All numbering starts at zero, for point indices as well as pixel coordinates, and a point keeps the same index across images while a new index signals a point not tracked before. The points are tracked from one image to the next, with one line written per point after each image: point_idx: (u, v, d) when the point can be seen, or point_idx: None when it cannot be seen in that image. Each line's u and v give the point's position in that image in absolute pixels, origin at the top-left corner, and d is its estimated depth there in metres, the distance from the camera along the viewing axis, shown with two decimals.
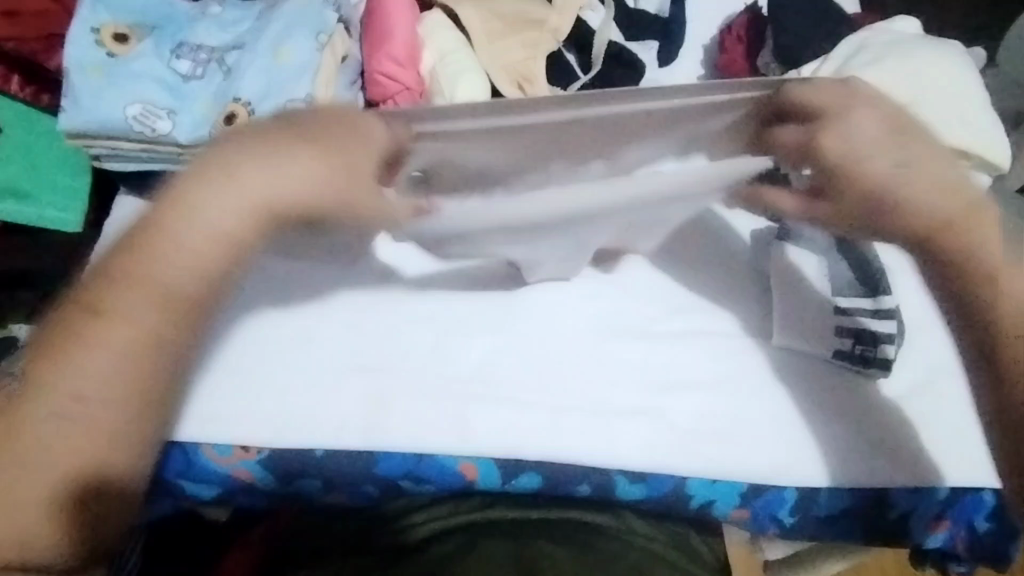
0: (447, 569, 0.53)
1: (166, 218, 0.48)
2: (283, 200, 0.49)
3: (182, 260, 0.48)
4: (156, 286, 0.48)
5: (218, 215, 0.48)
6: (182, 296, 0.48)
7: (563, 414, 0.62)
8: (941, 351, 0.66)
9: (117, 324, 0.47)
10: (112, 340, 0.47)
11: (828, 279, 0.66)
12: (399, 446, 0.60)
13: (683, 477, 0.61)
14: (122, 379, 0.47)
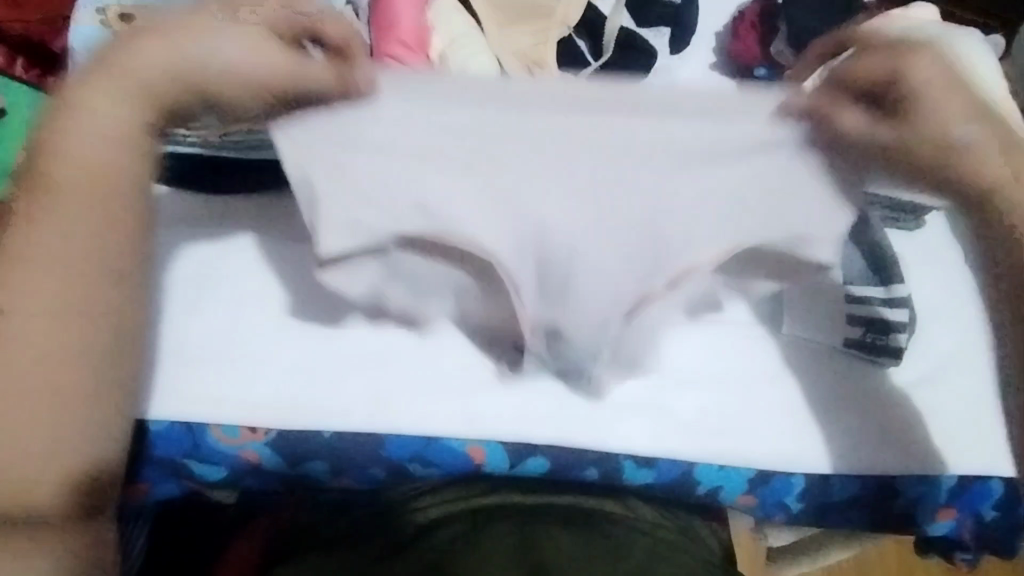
0: (453, 555, 0.51)
1: (74, 121, 0.49)
2: (191, 78, 0.48)
3: (79, 146, 0.49)
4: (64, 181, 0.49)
5: (102, 111, 0.49)
6: (87, 182, 0.49)
7: (570, 399, 0.62)
8: (950, 341, 0.66)
9: (53, 218, 0.49)
10: (44, 235, 0.49)
11: (839, 267, 0.65)
12: (409, 429, 0.61)
13: (690, 463, 0.61)
14: (59, 279, 0.50)
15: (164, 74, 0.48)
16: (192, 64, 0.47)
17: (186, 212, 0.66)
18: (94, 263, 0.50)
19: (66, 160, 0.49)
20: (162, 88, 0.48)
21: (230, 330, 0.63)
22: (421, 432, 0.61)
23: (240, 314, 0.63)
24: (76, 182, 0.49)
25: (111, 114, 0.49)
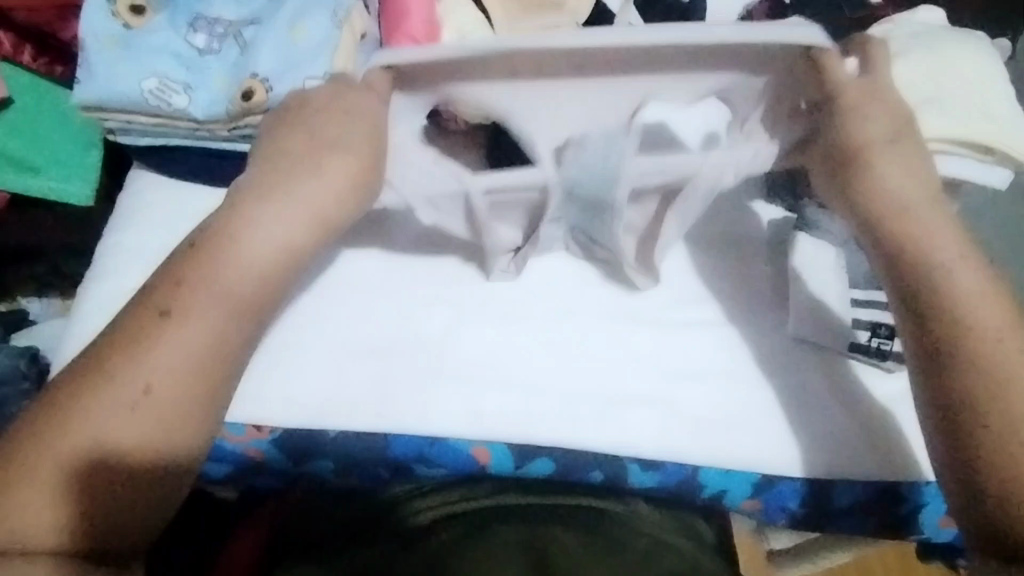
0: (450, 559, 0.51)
1: (235, 232, 0.53)
2: (320, 204, 0.55)
3: (250, 254, 0.53)
4: (232, 274, 0.52)
5: (263, 223, 0.54)
6: (248, 291, 0.53)
7: (575, 401, 0.62)
8: None
9: (193, 316, 0.51)
10: (183, 339, 0.50)
11: (846, 271, 0.66)
12: (413, 428, 0.60)
13: (695, 466, 0.61)
14: (187, 365, 0.50)
15: (305, 195, 0.54)
16: (313, 189, 0.55)
17: (191, 204, 0.65)
18: (217, 354, 0.51)
19: (224, 263, 0.52)
20: (296, 205, 0.54)
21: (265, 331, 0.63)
22: (425, 433, 0.60)
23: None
24: (237, 296, 0.52)
25: (266, 225, 0.53)
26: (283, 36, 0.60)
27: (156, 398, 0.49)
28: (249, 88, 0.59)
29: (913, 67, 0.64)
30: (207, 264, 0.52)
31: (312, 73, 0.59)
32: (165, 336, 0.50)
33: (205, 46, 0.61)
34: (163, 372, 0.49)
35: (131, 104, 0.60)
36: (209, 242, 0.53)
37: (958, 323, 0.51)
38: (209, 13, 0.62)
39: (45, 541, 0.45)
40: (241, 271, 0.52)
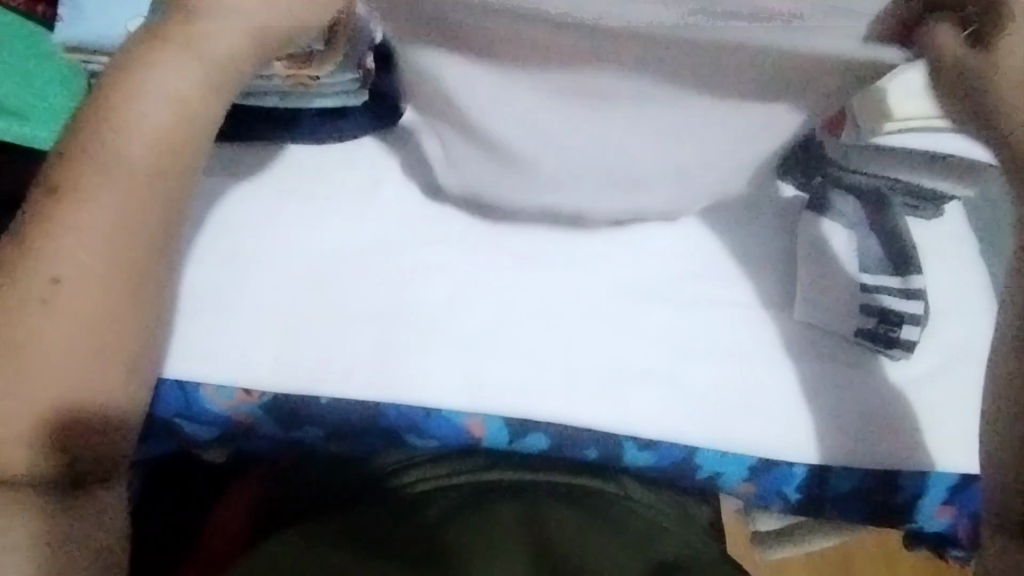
0: (450, 544, 0.50)
1: (110, 120, 0.46)
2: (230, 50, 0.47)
3: (137, 140, 0.46)
4: (122, 167, 0.46)
5: (148, 96, 0.46)
6: (112, 181, 0.46)
7: (577, 375, 0.60)
8: (962, 336, 0.65)
9: (105, 195, 0.46)
10: (97, 218, 0.46)
11: (857, 255, 0.65)
12: (407, 398, 0.58)
13: (693, 447, 0.59)
14: (113, 245, 0.46)
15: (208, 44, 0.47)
16: (182, 76, 0.47)
17: None
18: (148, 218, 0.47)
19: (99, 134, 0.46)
20: (172, 72, 0.46)
21: (259, 291, 0.60)
22: (419, 404, 0.58)
23: (240, 251, 0.61)
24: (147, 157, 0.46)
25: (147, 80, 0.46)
26: None
27: (71, 297, 0.45)
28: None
29: None
30: (80, 166, 0.46)
31: None
32: (60, 237, 0.45)
33: None
34: (82, 275, 0.45)
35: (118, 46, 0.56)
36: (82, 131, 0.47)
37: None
38: None
39: (15, 470, 0.43)
40: (142, 131, 0.46)
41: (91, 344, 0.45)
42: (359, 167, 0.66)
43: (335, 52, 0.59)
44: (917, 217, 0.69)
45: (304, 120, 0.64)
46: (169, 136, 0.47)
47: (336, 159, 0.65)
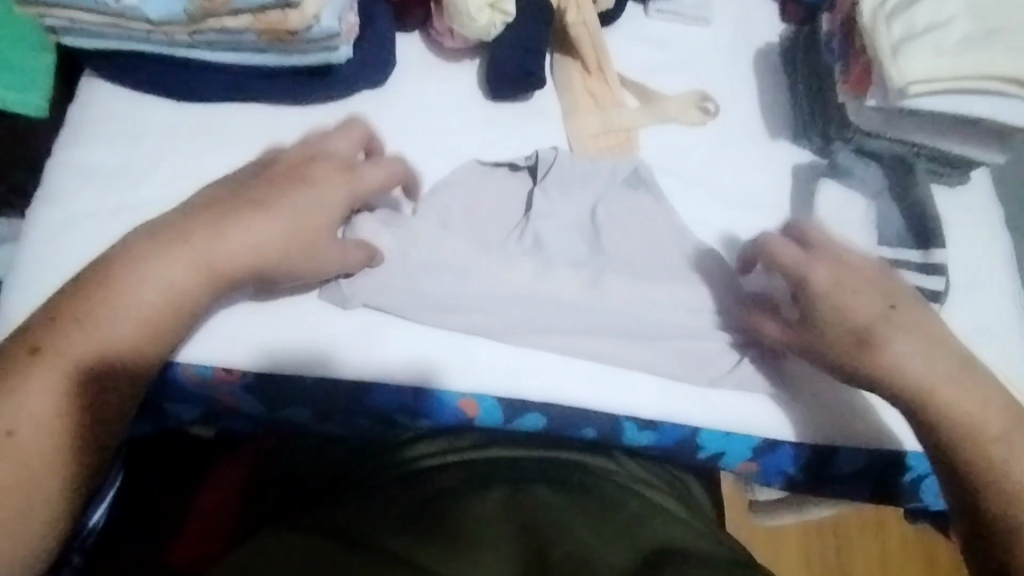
0: (430, 512, 0.45)
1: (182, 252, 0.50)
2: (235, 262, 0.51)
3: (163, 274, 0.49)
4: (104, 315, 0.48)
5: (229, 232, 0.51)
6: (161, 305, 0.49)
7: (574, 357, 0.57)
8: (978, 312, 0.63)
9: (83, 332, 0.47)
10: (68, 352, 0.47)
11: (875, 226, 0.62)
12: (396, 379, 0.55)
13: (693, 427, 0.57)
14: (94, 355, 0.47)
15: (221, 251, 0.50)
16: (282, 224, 0.52)
17: (152, 117, 0.58)
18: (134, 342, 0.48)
19: (173, 249, 0.50)
20: (227, 234, 0.51)
21: None
22: (412, 385, 0.56)
23: None
24: (146, 306, 0.49)
25: (219, 237, 0.51)
26: None
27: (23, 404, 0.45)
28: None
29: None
30: (104, 291, 0.48)
31: None
32: (41, 362, 0.46)
33: None
34: (43, 384, 0.46)
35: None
36: (146, 240, 0.50)
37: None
38: None
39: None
40: (142, 287, 0.49)
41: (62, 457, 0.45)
42: (342, 123, 0.60)
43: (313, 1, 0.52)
44: (941, 183, 0.67)
45: (284, 77, 0.58)
46: (165, 303, 0.49)
47: (326, 120, 0.60)
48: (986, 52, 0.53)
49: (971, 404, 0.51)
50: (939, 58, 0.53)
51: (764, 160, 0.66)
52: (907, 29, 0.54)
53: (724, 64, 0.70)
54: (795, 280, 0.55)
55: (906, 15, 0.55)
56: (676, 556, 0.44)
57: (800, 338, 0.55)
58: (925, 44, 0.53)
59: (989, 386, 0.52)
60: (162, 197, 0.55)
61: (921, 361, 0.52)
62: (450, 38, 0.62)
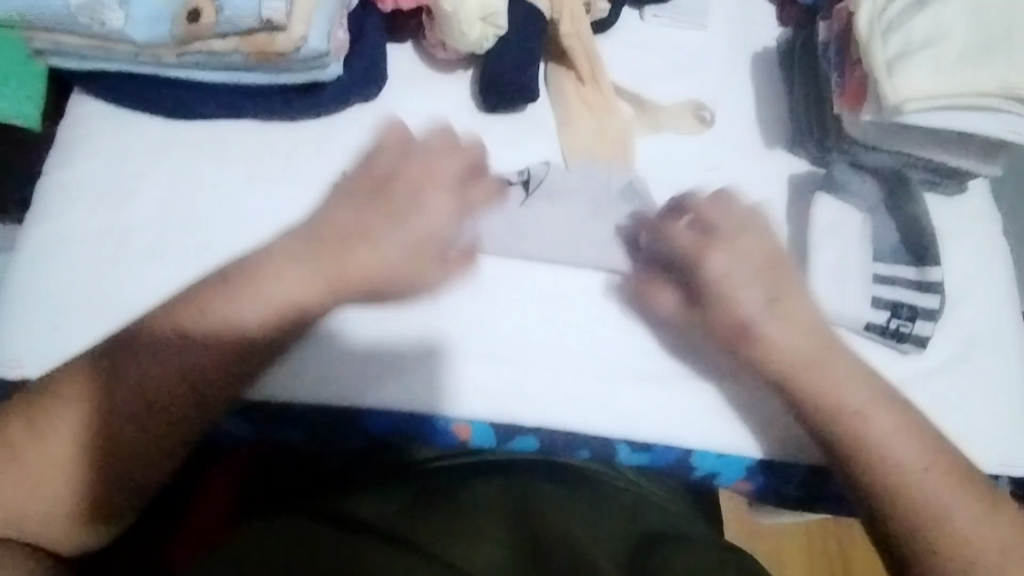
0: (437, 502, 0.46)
1: (316, 261, 0.51)
2: (358, 274, 0.52)
3: (302, 278, 0.51)
4: (234, 322, 0.49)
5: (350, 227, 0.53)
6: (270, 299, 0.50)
7: (566, 377, 0.57)
8: (979, 326, 0.63)
9: (214, 324, 0.49)
10: (189, 350, 0.49)
11: (872, 241, 0.60)
12: (389, 405, 0.55)
13: (687, 449, 0.57)
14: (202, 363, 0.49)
15: (354, 260, 0.51)
16: (394, 246, 0.52)
17: (138, 136, 0.57)
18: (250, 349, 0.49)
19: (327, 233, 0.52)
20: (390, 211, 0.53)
21: None
22: (410, 407, 0.55)
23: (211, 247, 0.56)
24: (277, 309, 0.50)
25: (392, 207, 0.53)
26: None
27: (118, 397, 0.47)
28: (195, 6, 0.47)
29: (986, 7, 0.53)
30: (241, 284, 0.50)
31: None
32: (160, 356, 0.48)
33: None
34: (145, 377, 0.48)
35: (56, 22, 0.48)
36: (282, 255, 0.51)
37: (899, 497, 0.49)
38: None
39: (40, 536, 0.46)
40: (267, 296, 0.50)
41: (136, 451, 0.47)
42: (334, 140, 0.59)
43: (300, 22, 0.48)
44: (937, 193, 0.66)
45: (272, 95, 0.57)
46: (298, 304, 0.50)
47: (318, 134, 0.59)
48: (985, 69, 0.52)
49: (830, 385, 0.52)
50: (935, 75, 0.52)
51: (761, 172, 0.66)
52: (905, 42, 0.53)
53: (722, 71, 0.69)
54: (688, 262, 0.55)
55: (905, 28, 0.54)
56: (664, 541, 0.45)
57: (687, 315, 0.56)
58: (922, 60, 0.52)
59: (899, 409, 0.52)
60: (153, 218, 0.55)
61: (790, 338, 0.53)
62: (441, 50, 0.61)
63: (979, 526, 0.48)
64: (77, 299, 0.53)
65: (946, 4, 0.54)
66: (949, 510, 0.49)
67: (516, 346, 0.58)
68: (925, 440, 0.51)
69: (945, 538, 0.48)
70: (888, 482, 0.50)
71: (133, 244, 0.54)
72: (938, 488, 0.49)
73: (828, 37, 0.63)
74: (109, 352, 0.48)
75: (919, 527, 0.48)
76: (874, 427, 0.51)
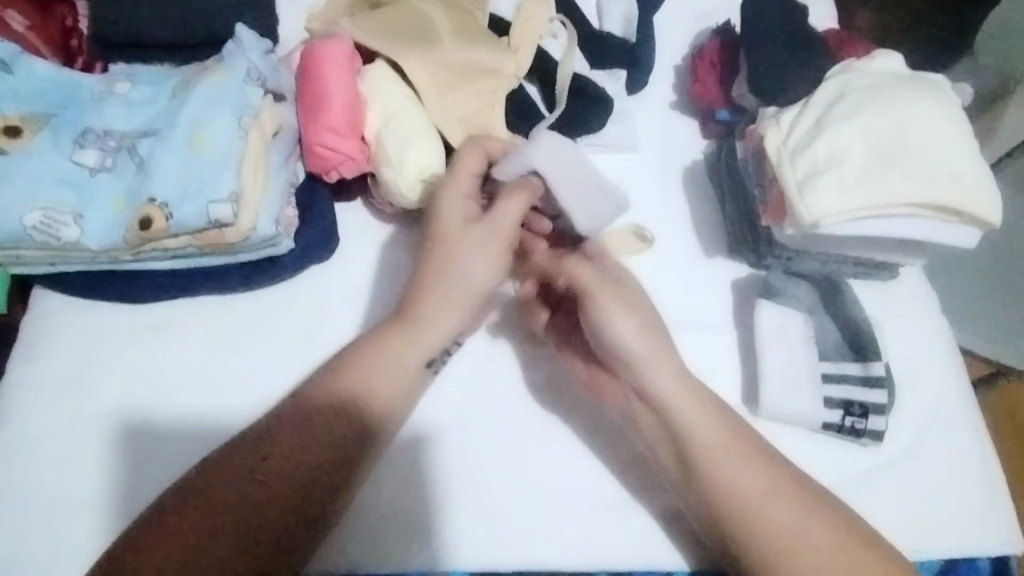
0: None
1: (454, 311, 0.57)
2: (470, 285, 0.57)
3: (437, 273, 0.57)
4: (413, 346, 0.56)
5: (441, 321, 0.57)
6: (394, 400, 0.55)
7: (542, 518, 0.58)
8: (940, 407, 0.64)
9: (395, 347, 0.56)
10: (382, 369, 0.55)
11: (815, 342, 0.64)
12: (368, 572, 0.56)
13: (668, 573, 0.57)
14: (377, 399, 0.54)
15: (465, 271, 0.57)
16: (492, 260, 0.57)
17: (103, 325, 0.59)
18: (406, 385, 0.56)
19: (423, 331, 0.57)
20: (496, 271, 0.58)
21: None
22: (386, 569, 0.55)
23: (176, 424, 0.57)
24: (414, 335, 0.56)
25: (470, 279, 0.57)
26: (181, 152, 0.54)
27: (278, 466, 0.51)
28: (146, 215, 0.53)
29: (876, 125, 0.58)
30: (410, 330, 0.57)
31: (215, 195, 0.54)
32: (364, 373, 0.55)
33: (97, 163, 0.54)
34: (299, 431, 0.52)
35: (15, 242, 0.53)
36: (433, 308, 0.57)
37: (716, 493, 0.52)
38: (99, 124, 0.56)
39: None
40: (427, 319, 0.57)
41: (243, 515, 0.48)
42: (293, 304, 0.61)
43: (247, 215, 0.55)
44: (871, 280, 0.69)
45: (229, 273, 0.60)
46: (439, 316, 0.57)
47: (276, 303, 0.61)
48: (883, 182, 0.56)
49: (699, 433, 0.53)
50: (842, 192, 0.56)
51: (707, 280, 0.69)
52: (810, 165, 0.58)
53: (657, 188, 0.74)
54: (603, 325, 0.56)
55: (807, 151, 0.58)
56: None
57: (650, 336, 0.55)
58: (827, 180, 0.57)
59: (754, 443, 0.54)
60: (118, 406, 0.57)
61: (636, 330, 0.55)
62: (390, 207, 0.64)
63: (771, 501, 0.51)
64: (48, 499, 0.54)
65: (840, 126, 0.59)
66: (753, 499, 0.51)
67: (481, 488, 0.58)
68: (771, 470, 0.52)
69: (732, 505, 0.51)
70: (687, 447, 0.53)
71: (99, 434, 0.56)
72: (733, 464, 0.52)
73: (745, 153, 0.69)
74: (299, 398, 0.53)
75: (706, 482, 0.52)
76: (675, 403, 0.54)
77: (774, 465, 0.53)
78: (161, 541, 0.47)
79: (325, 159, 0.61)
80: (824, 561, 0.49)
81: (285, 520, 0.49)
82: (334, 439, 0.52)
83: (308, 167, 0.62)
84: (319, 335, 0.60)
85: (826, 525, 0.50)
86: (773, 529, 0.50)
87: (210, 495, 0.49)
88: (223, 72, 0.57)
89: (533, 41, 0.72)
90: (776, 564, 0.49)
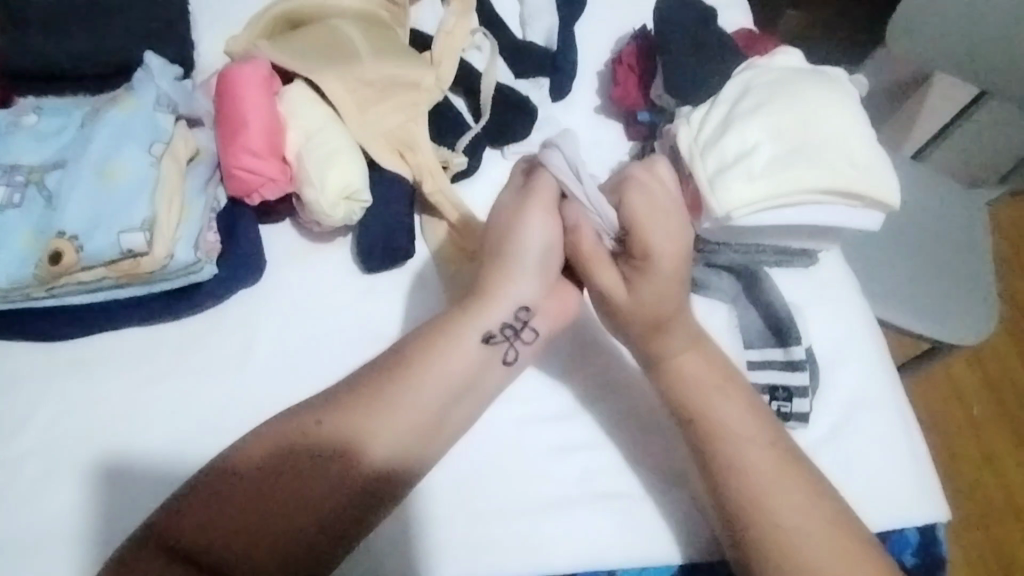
0: None
1: (522, 274, 0.57)
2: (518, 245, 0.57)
3: (498, 239, 0.57)
4: (469, 327, 0.56)
5: (504, 291, 0.56)
6: (450, 388, 0.54)
7: (486, 525, 0.58)
8: (862, 384, 0.67)
9: (459, 324, 0.56)
10: (444, 354, 0.54)
11: (737, 331, 0.67)
12: None
13: (611, 568, 0.57)
14: (435, 393, 0.53)
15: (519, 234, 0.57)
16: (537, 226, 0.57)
17: (24, 364, 0.58)
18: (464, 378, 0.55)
19: (491, 304, 0.56)
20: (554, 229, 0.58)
21: None
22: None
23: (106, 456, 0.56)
24: (475, 302, 0.57)
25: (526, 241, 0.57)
26: (91, 183, 0.54)
27: (330, 467, 0.50)
28: (57, 248, 0.53)
29: (780, 118, 0.61)
30: (474, 304, 0.56)
31: (128, 225, 0.53)
32: (419, 369, 0.54)
33: (5, 199, 0.54)
34: (375, 441, 0.51)
35: None
36: (495, 273, 0.57)
37: (733, 473, 0.52)
38: (6, 160, 0.55)
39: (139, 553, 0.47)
40: (485, 285, 0.57)
41: (273, 507, 0.48)
42: (221, 329, 0.61)
43: (163, 243, 0.55)
44: (792, 267, 0.71)
45: (151, 301, 0.59)
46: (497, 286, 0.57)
47: (203, 329, 0.61)
48: (788, 173, 0.59)
49: (723, 416, 0.54)
50: (751, 184, 0.59)
51: None
52: (720, 160, 0.60)
53: None
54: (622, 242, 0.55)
55: (716, 148, 0.61)
56: None
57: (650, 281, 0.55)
58: (736, 173, 0.59)
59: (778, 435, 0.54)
60: (44, 447, 0.56)
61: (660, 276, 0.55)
62: (315, 226, 0.64)
63: (778, 482, 0.51)
64: None
65: (744, 123, 0.61)
66: (768, 486, 0.51)
67: (474, 478, 0.59)
68: (784, 454, 0.53)
69: (749, 484, 0.51)
70: (709, 421, 0.54)
71: (25, 473, 0.55)
72: (753, 447, 0.53)
73: None
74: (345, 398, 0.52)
75: (704, 434, 0.54)
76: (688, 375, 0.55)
77: (780, 441, 0.54)
78: (188, 511, 0.48)
79: (246, 182, 0.61)
80: (818, 545, 0.49)
81: (320, 526, 0.49)
82: (393, 416, 0.52)
83: (229, 190, 0.62)
84: (251, 359, 0.60)
85: (821, 513, 0.50)
86: (787, 521, 0.50)
87: (243, 481, 0.49)
88: (131, 100, 0.57)
89: (454, 55, 0.73)
90: (776, 552, 0.49)
